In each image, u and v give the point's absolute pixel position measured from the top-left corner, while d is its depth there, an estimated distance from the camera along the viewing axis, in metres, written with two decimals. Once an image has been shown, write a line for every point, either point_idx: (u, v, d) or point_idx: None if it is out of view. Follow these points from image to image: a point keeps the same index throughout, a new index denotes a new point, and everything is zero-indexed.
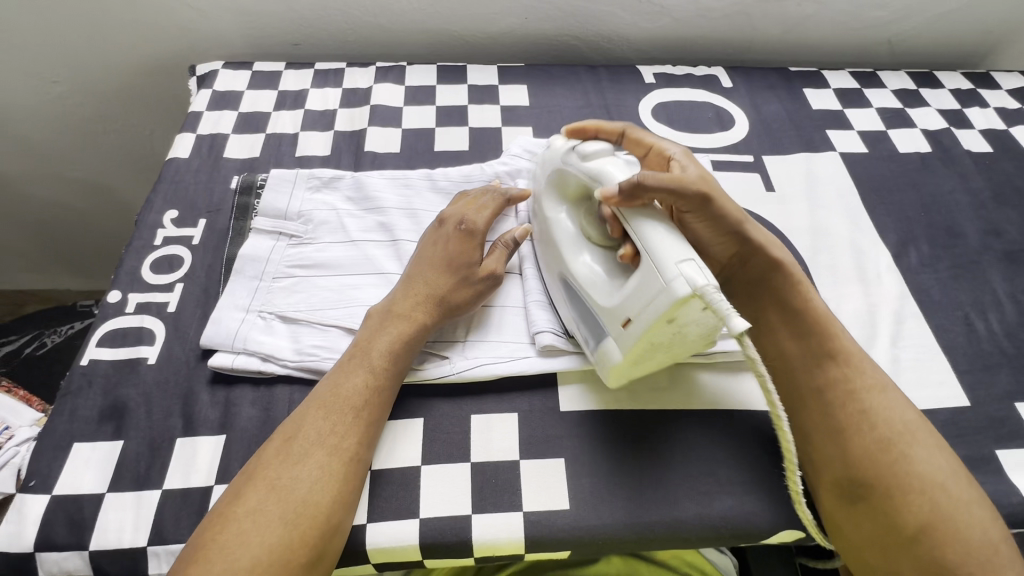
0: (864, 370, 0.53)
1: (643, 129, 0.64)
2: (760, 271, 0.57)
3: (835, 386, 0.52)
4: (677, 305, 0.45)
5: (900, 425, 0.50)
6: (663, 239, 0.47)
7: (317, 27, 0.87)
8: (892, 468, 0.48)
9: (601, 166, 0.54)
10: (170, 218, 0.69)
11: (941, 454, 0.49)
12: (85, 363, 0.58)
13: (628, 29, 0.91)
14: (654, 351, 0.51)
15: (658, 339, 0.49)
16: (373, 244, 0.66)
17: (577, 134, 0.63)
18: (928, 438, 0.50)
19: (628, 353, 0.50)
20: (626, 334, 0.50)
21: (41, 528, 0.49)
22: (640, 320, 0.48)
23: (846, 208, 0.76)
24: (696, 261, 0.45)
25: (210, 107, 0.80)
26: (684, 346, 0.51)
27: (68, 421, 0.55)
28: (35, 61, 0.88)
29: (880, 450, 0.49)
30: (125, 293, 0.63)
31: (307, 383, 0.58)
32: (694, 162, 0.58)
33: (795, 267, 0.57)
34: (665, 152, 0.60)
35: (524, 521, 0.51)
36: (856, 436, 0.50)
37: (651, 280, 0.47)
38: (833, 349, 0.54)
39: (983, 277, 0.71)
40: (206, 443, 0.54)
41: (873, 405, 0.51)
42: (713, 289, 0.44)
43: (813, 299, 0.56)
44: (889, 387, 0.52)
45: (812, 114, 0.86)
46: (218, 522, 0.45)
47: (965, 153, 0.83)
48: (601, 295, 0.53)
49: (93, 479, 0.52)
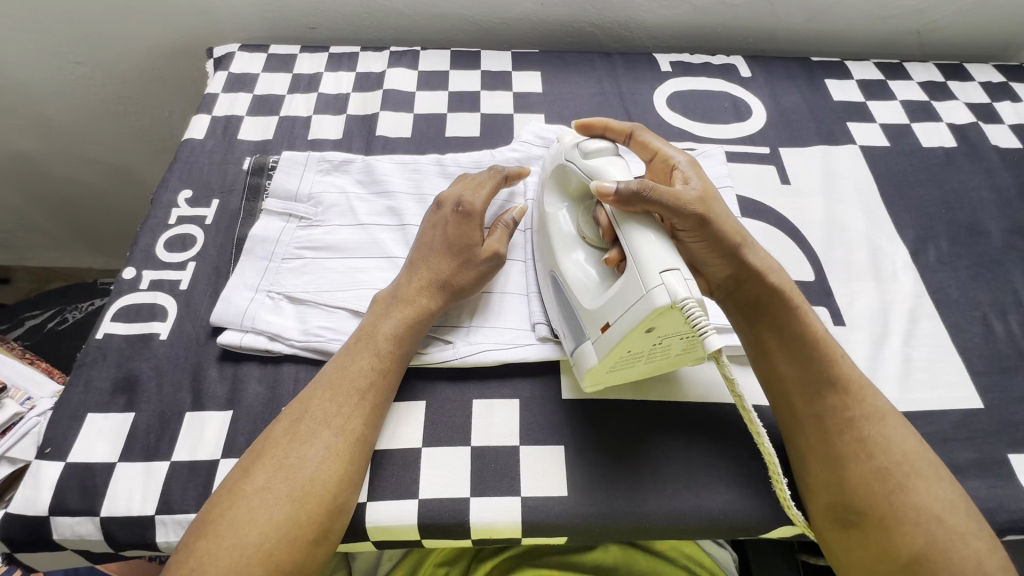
0: (863, 398, 0.51)
1: (651, 131, 0.61)
2: (756, 296, 0.54)
3: (835, 415, 0.50)
4: (655, 316, 0.44)
5: (899, 454, 0.48)
6: (652, 247, 0.46)
7: (333, 11, 0.87)
8: (888, 497, 0.46)
9: (601, 165, 0.53)
10: (184, 198, 0.70)
11: (941, 485, 0.47)
12: (100, 336, 0.60)
13: (646, 15, 0.89)
14: (629, 358, 0.50)
15: (635, 347, 0.48)
16: (381, 229, 0.66)
17: (584, 130, 0.61)
18: (926, 468, 0.48)
19: (604, 359, 0.49)
20: (603, 341, 0.49)
21: (55, 494, 0.51)
22: (618, 326, 0.47)
23: (864, 203, 0.74)
24: (680, 272, 0.44)
25: (226, 90, 0.81)
26: (662, 355, 0.51)
27: (83, 392, 0.57)
28: (58, 42, 0.90)
29: (876, 479, 0.47)
30: (139, 270, 0.64)
31: (313, 363, 0.59)
32: (698, 176, 0.55)
33: (792, 292, 0.54)
34: (669, 161, 0.58)
35: (522, 506, 0.52)
36: (854, 465, 0.48)
37: (633, 286, 0.46)
38: (832, 376, 0.51)
39: (1005, 277, 0.69)
40: (214, 417, 0.55)
41: (872, 434, 0.49)
42: (693, 303, 0.43)
43: (814, 323, 0.53)
44: (889, 414, 0.50)
45: (832, 106, 0.84)
46: (210, 515, 0.45)
47: (993, 149, 0.81)
48: (587, 299, 0.52)
49: (106, 448, 0.54)
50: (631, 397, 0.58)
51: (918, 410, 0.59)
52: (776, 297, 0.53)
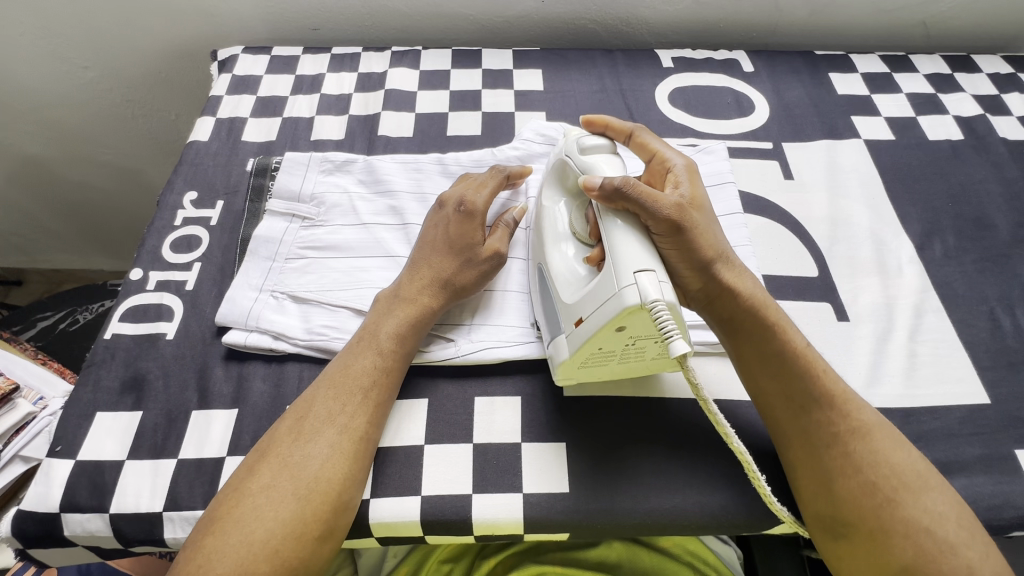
0: (848, 413, 0.50)
1: (653, 134, 0.61)
2: (731, 309, 0.53)
3: (821, 431, 0.49)
4: (625, 314, 0.44)
5: (889, 468, 0.48)
6: (631, 247, 0.47)
7: (335, 11, 0.88)
8: (877, 510, 0.46)
9: (597, 161, 0.54)
10: (189, 199, 0.71)
11: (932, 496, 0.47)
12: (108, 336, 0.61)
13: (648, 11, 0.89)
14: (601, 357, 0.50)
15: (606, 345, 0.48)
16: (383, 228, 0.67)
17: (588, 127, 0.61)
18: (917, 479, 0.48)
19: (575, 352, 0.50)
20: (575, 334, 0.49)
21: (65, 491, 0.52)
22: (590, 321, 0.47)
23: (868, 197, 0.74)
24: (654, 274, 0.44)
25: (230, 92, 0.82)
26: (636, 356, 0.51)
27: (92, 391, 0.58)
28: (67, 46, 0.91)
29: (865, 493, 0.47)
30: (146, 271, 0.65)
31: (317, 362, 0.60)
32: (690, 182, 0.55)
33: (771, 306, 0.53)
34: (666, 164, 0.58)
35: (524, 503, 0.52)
36: (841, 480, 0.48)
37: (607, 284, 0.46)
38: (809, 391, 0.51)
39: (1012, 271, 0.68)
40: (219, 416, 0.56)
41: (859, 451, 0.48)
42: (662, 307, 0.43)
43: (795, 337, 0.53)
44: (876, 428, 0.50)
45: (837, 99, 0.83)
46: (209, 524, 0.46)
47: (1000, 141, 0.80)
48: (566, 293, 0.52)
49: (115, 446, 0.55)
50: (633, 394, 0.58)
51: (923, 405, 0.58)
52: (754, 311, 0.52)
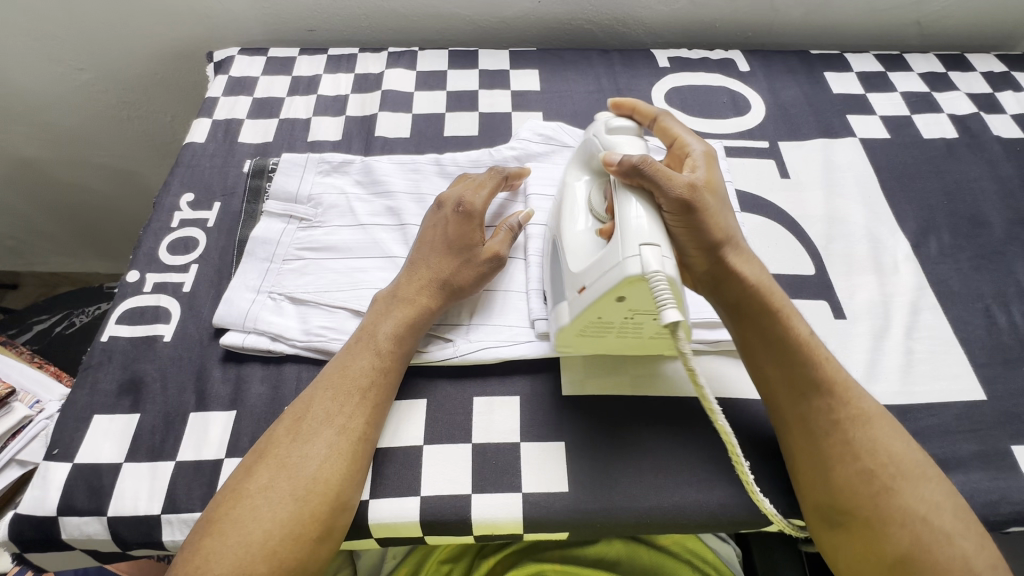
0: (850, 400, 0.50)
1: (677, 119, 0.61)
2: (737, 296, 0.53)
3: (821, 417, 0.49)
4: (625, 284, 0.45)
5: (886, 456, 0.48)
6: (641, 221, 0.47)
7: (331, 12, 0.88)
8: (875, 499, 0.46)
9: (621, 141, 0.54)
10: (186, 201, 0.71)
11: (929, 487, 0.47)
12: (104, 339, 0.61)
13: (644, 12, 0.89)
14: (600, 327, 0.51)
15: (608, 315, 0.49)
16: (381, 228, 0.67)
17: (615, 108, 0.63)
18: (915, 470, 0.48)
19: (575, 320, 0.50)
20: (577, 301, 0.50)
21: (63, 495, 0.52)
22: (592, 289, 0.48)
23: (864, 195, 0.74)
24: (658, 248, 0.45)
25: (226, 93, 0.82)
26: (634, 332, 0.52)
27: (89, 394, 0.57)
28: (62, 48, 0.91)
29: (862, 481, 0.47)
30: (143, 273, 0.65)
31: (315, 363, 0.60)
32: (707, 167, 0.55)
33: (777, 293, 0.54)
34: (686, 148, 0.58)
35: (523, 502, 0.52)
36: (838, 467, 0.48)
37: (612, 253, 0.46)
38: (815, 377, 0.50)
39: (1007, 268, 0.69)
40: (217, 418, 0.56)
41: (859, 437, 0.49)
42: (662, 279, 0.43)
43: (798, 325, 0.52)
44: (876, 417, 0.50)
45: (833, 98, 0.84)
46: (208, 523, 0.46)
47: (995, 140, 0.80)
48: (574, 262, 0.52)
49: (112, 449, 0.54)
50: (632, 394, 0.58)
51: (921, 402, 0.58)
52: (761, 295, 0.52)
